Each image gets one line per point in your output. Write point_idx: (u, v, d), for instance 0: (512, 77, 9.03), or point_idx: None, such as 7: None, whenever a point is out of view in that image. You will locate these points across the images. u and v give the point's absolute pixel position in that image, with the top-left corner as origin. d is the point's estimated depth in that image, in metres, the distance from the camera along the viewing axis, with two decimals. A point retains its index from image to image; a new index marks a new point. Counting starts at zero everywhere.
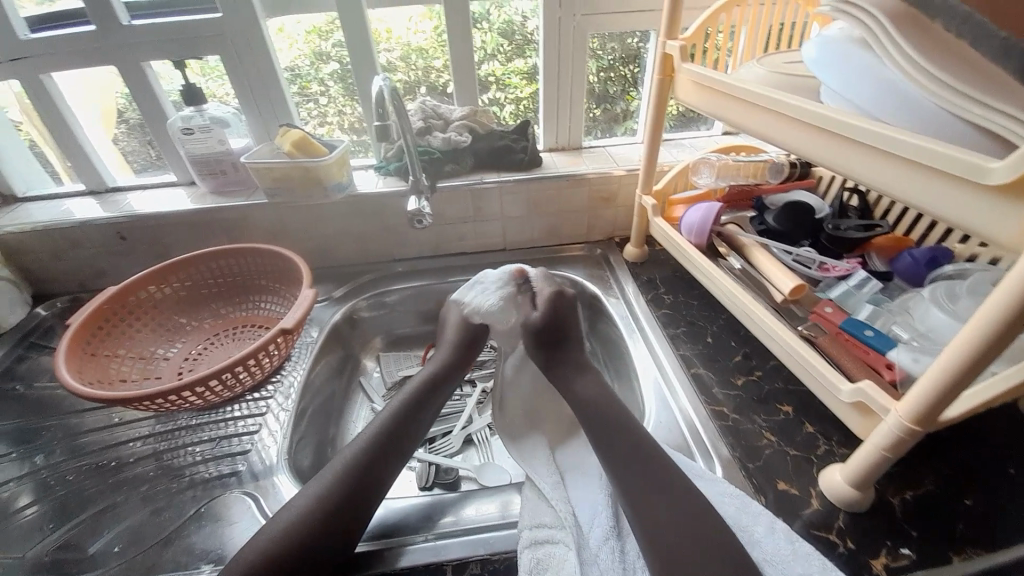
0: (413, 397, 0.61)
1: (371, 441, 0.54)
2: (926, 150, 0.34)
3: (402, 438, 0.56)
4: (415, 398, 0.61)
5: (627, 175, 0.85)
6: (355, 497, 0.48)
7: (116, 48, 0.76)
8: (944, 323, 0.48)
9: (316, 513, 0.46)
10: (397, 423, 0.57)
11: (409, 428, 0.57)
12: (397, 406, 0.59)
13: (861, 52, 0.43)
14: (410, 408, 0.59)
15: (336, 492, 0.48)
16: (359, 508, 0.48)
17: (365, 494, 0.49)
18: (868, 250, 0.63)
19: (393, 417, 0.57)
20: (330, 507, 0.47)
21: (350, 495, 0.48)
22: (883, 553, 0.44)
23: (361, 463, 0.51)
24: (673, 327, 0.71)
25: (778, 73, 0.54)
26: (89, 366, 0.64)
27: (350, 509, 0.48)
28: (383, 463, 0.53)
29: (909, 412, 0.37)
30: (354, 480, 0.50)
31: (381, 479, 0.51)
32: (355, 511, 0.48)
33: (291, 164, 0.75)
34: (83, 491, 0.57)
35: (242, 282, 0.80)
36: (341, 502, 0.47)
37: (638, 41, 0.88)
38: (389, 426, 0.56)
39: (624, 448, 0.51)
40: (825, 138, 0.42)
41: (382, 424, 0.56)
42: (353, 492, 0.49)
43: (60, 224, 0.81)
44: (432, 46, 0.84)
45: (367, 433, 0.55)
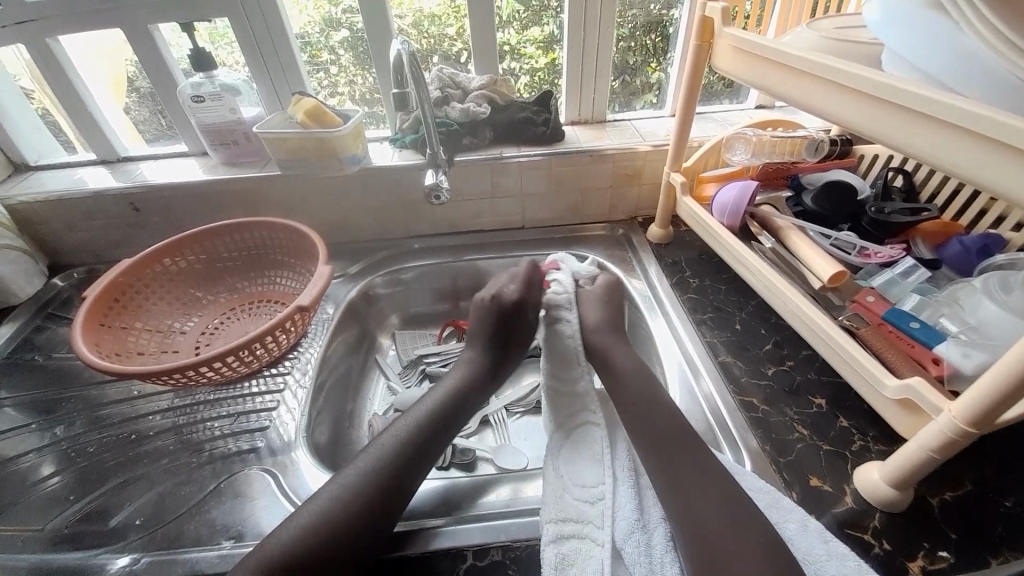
0: (460, 384, 0.60)
1: (418, 425, 0.54)
2: (1006, 125, 0.29)
3: (447, 422, 0.56)
4: (454, 387, 0.60)
5: (654, 151, 0.80)
6: (392, 483, 0.48)
7: (120, 10, 0.73)
8: (999, 317, 0.45)
9: (339, 508, 0.45)
10: (435, 420, 0.55)
11: (450, 420, 0.56)
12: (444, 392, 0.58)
13: (932, 15, 0.38)
14: (453, 396, 0.59)
15: (369, 478, 0.48)
16: (396, 494, 0.48)
17: (404, 479, 0.49)
18: (914, 236, 0.59)
19: (439, 402, 0.57)
20: (370, 489, 0.47)
21: (387, 484, 0.48)
22: (921, 556, 0.42)
23: (403, 449, 0.51)
24: (700, 312, 0.68)
25: (832, 39, 0.49)
26: (106, 339, 0.64)
27: (387, 496, 0.47)
28: (421, 454, 0.52)
29: (963, 414, 0.34)
30: (393, 466, 0.49)
31: (420, 462, 0.51)
32: (396, 493, 0.48)
33: (304, 134, 0.72)
34: (103, 463, 0.58)
35: (257, 257, 0.79)
36: (378, 490, 0.47)
37: (661, 7, 0.81)
38: (439, 414, 0.56)
39: (657, 435, 0.50)
40: (885, 111, 0.38)
41: (427, 412, 0.55)
42: (388, 482, 0.48)
43: (72, 194, 0.79)
44: (445, 13, 0.80)
45: (414, 417, 0.54)
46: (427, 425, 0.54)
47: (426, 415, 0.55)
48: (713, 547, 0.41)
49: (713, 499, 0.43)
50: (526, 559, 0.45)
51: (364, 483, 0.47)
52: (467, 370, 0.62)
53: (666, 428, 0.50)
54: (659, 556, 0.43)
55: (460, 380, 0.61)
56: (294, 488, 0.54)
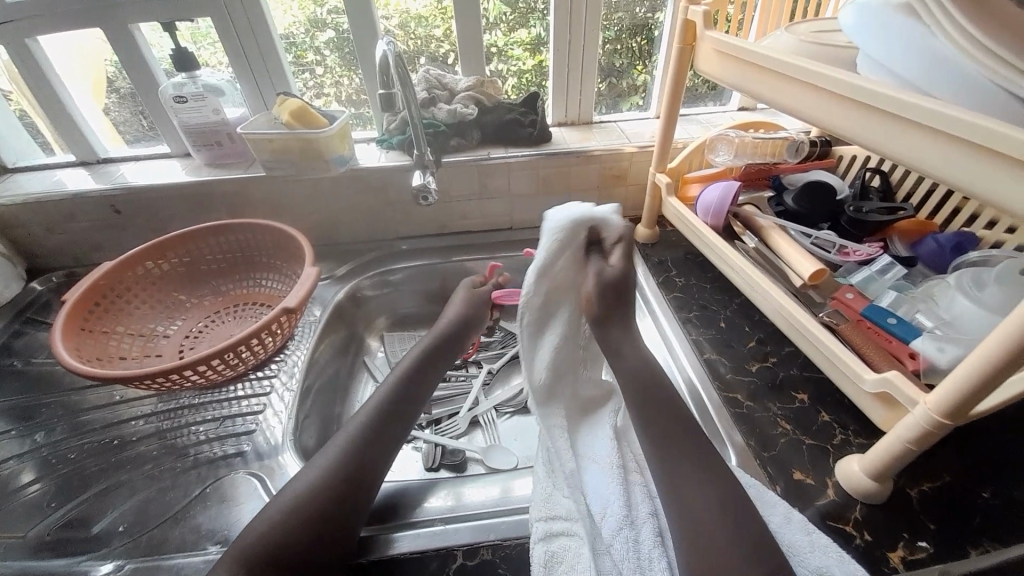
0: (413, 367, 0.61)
1: (380, 408, 0.55)
2: (978, 127, 0.30)
3: (405, 404, 0.57)
4: (415, 370, 0.61)
5: (640, 152, 0.81)
6: (354, 474, 0.48)
7: (99, 9, 0.72)
8: (971, 312, 0.46)
9: (310, 505, 0.44)
10: (393, 403, 0.56)
11: (410, 401, 0.58)
12: (402, 374, 0.60)
13: (908, 21, 0.39)
14: (412, 378, 0.60)
15: (337, 473, 0.48)
16: (363, 483, 0.48)
17: (369, 464, 0.50)
18: (890, 234, 0.61)
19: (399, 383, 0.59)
20: (337, 482, 0.47)
21: (350, 476, 0.48)
22: (900, 546, 0.43)
23: (365, 439, 0.52)
24: (686, 310, 0.69)
25: (811, 43, 0.50)
26: (87, 343, 0.63)
27: (353, 487, 0.47)
28: (382, 437, 0.53)
29: (938, 405, 0.35)
30: (358, 453, 0.50)
31: (385, 449, 0.52)
32: (361, 479, 0.48)
33: (290, 136, 0.72)
34: (84, 470, 0.57)
35: (243, 258, 0.78)
36: (344, 484, 0.47)
37: (645, 11, 0.82)
38: (398, 398, 0.57)
39: (664, 433, 0.50)
40: (865, 114, 0.39)
41: (388, 394, 0.57)
42: (350, 473, 0.48)
43: (51, 196, 0.78)
44: (431, 14, 0.80)
45: (371, 403, 0.56)
46: (388, 405, 0.56)
47: (382, 399, 0.56)
48: (700, 541, 0.41)
49: (709, 493, 0.44)
50: (516, 557, 0.45)
51: (331, 479, 0.47)
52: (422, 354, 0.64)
53: (674, 426, 0.50)
54: (647, 551, 0.43)
55: (413, 364, 0.62)
56: None
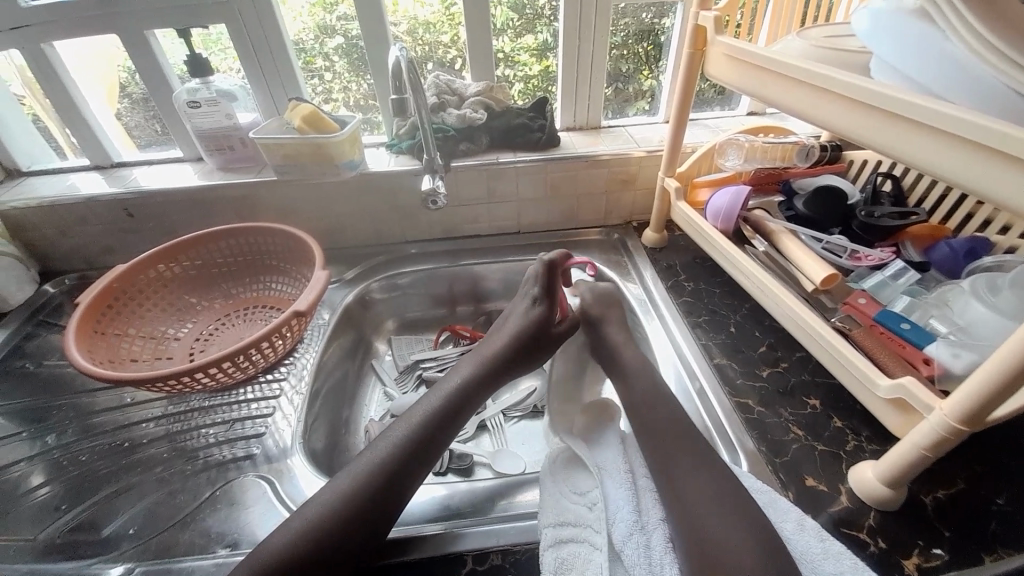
0: (466, 382, 0.58)
1: (424, 424, 0.52)
2: (1001, 132, 0.30)
3: (450, 420, 0.54)
4: (464, 385, 0.58)
5: (648, 157, 0.82)
6: (386, 487, 0.47)
7: (116, 16, 0.73)
8: (986, 317, 0.46)
9: (326, 514, 0.44)
10: (440, 418, 0.54)
11: (457, 420, 0.55)
12: (452, 391, 0.57)
13: (922, 26, 0.39)
14: (463, 394, 0.57)
15: (360, 484, 0.46)
16: (392, 496, 0.47)
17: (405, 478, 0.48)
18: (902, 238, 0.61)
19: (445, 401, 0.55)
20: (363, 495, 0.46)
21: (378, 490, 0.47)
22: (915, 554, 0.43)
23: (400, 453, 0.50)
24: (695, 315, 0.69)
25: (822, 47, 0.50)
26: (99, 346, 0.63)
27: (381, 499, 0.46)
28: (425, 452, 0.51)
29: (954, 412, 0.35)
30: (391, 471, 0.48)
31: (420, 468, 0.50)
32: (393, 495, 0.47)
33: (300, 140, 0.72)
34: (95, 472, 0.57)
35: (253, 262, 0.79)
36: (369, 497, 0.46)
37: (653, 16, 0.83)
38: (443, 416, 0.54)
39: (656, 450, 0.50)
40: (879, 119, 0.38)
41: (435, 409, 0.54)
42: (381, 486, 0.47)
43: (65, 200, 0.79)
44: (440, 21, 0.80)
45: (414, 416, 0.53)
46: (437, 421, 0.53)
47: (428, 414, 0.53)
48: (710, 544, 0.41)
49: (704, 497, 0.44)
50: (526, 562, 0.45)
51: (352, 493, 0.46)
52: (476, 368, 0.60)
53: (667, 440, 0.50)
54: (658, 557, 0.43)
55: (466, 378, 0.58)
56: (290, 497, 0.53)
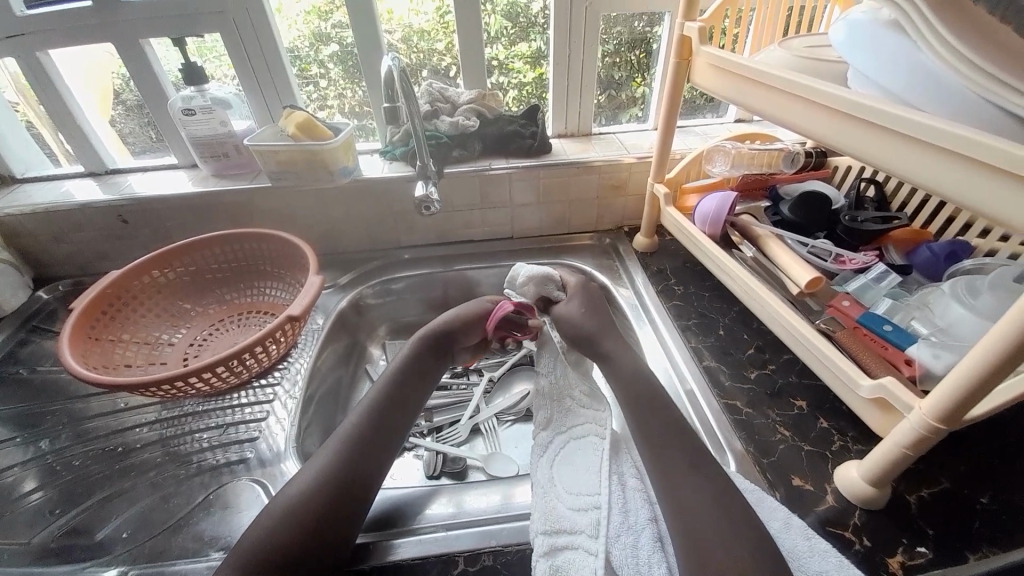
0: (400, 372, 0.62)
1: (371, 414, 0.56)
2: (971, 141, 0.31)
3: (394, 411, 0.58)
4: (403, 367, 0.63)
5: (638, 163, 0.83)
6: (350, 476, 0.49)
7: (112, 26, 0.74)
8: (965, 318, 0.47)
9: (307, 509, 0.45)
10: (384, 407, 0.57)
11: (399, 403, 0.59)
12: (392, 376, 0.61)
13: (895, 37, 0.41)
14: (401, 386, 0.60)
15: (337, 477, 0.48)
16: (359, 485, 0.49)
17: (365, 465, 0.51)
18: (886, 243, 0.62)
19: (388, 385, 0.60)
20: (330, 486, 0.47)
21: (344, 482, 0.48)
22: (900, 552, 0.44)
23: (354, 443, 0.52)
24: (685, 318, 0.70)
25: (804, 57, 0.52)
26: (93, 351, 0.63)
27: (350, 489, 0.48)
28: (380, 443, 0.54)
29: (932, 411, 0.36)
30: (351, 459, 0.50)
31: (378, 456, 0.53)
32: (356, 483, 0.49)
33: (295, 147, 0.73)
34: (89, 477, 0.57)
35: (247, 268, 0.79)
36: (339, 488, 0.48)
37: (643, 25, 0.84)
38: (382, 401, 0.58)
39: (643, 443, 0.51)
40: (858, 126, 0.40)
41: (382, 394, 0.58)
42: (344, 475, 0.49)
43: (59, 206, 0.79)
44: (434, 29, 0.82)
45: (364, 409, 0.56)
46: (382, 408, 0.57)
47: (371, 406, 0.57)
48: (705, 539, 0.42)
49: (704, 489, 0.45)
50: (517, 563, 0.46)
51: (330, 484, 0.48)
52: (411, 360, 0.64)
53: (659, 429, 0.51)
54: (646, 557, 0.44)
55: (399, 369, 0.62)
56: None
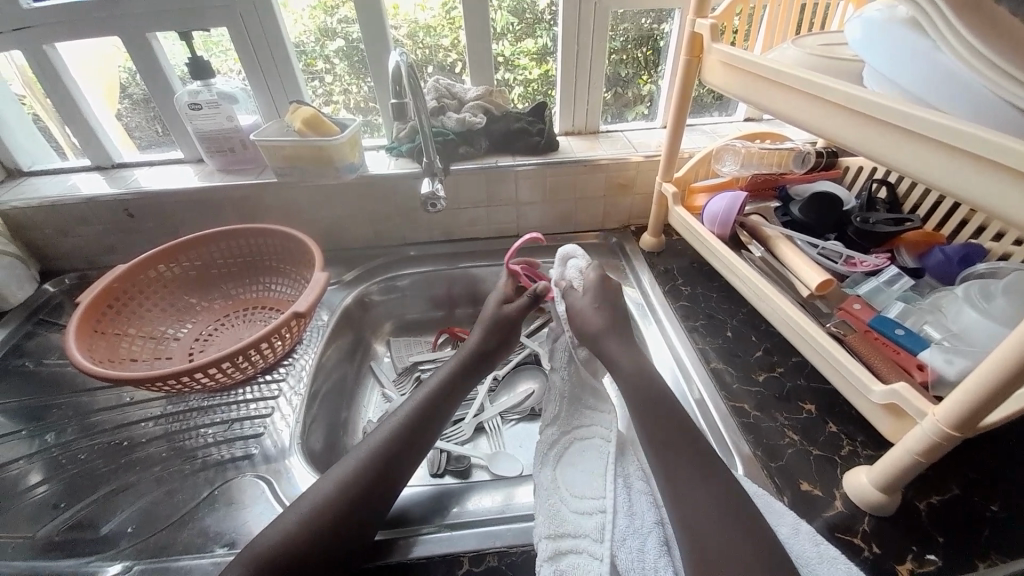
0: (443, 380, 0.62)
1: (406, 422, 0.55)
2: (992, 143, 0.30)
3: (431, 418, 0.57)
4: (449, 379, 0.62)
5: (645, 162, 0.82)
6: (372, 482, 0.49)
7: (119, 19, 0.74)
8: (979, 323, 0.46)
9: (323, 512, 0.45)
10: (422, 415, 0.57)
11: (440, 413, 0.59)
12: (439, 387, 0.61)
13: (914, 36, 0.40)
14: (439, 393, 0.60)
15: (355, 480, 0.48)
16: (381, 492, 0.49)
17: (392, 471, 0.51)
18: (898, 245, 0.61)
19: (432, 395, 0.60)
20: (352, 492, 0.47)
21: (367, 488, 0.48)
22: (909, 559, 0.43)
23: (384, 449, 0.52)
24: (692, 319, 0.69)
25: (817, 56, 0.51)
26: (99, 345, 0.63)
27: (372, 494, 0.48)
28: (411, 450, 0.54)
29: (946, 418, 0.35)
30: (379, 466, 0.50)
31: (404, 463, 0.52)
32: (379, 487, 0.49)
33: (300, 143, 0.73)
34: (94, 471, 0.57)
35: (252, 263, 0.79)
36: (360, 492, 0.48)
37: (652, 22, 0.84)
38: (422, 410, 0.57)
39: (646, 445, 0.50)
40: (874, 127, 0.39)
41: (420, 402, 0.58)
42: (368, 482, 0.49)
43: (65, 200, 0.79)
44: (440, 24, 0.81)
45: (397, 417, 0.56)
46: (418, 414, 0.57)
47: (410, 412, 0.56)
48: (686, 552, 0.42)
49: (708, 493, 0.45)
50: (522, 564, 0.45)
51: (347, 487, 0.48)
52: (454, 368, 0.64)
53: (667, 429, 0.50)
54: (653, 561, 0.43)
55: (443, 377, 0.62)
56: (287, 496, 0.53)
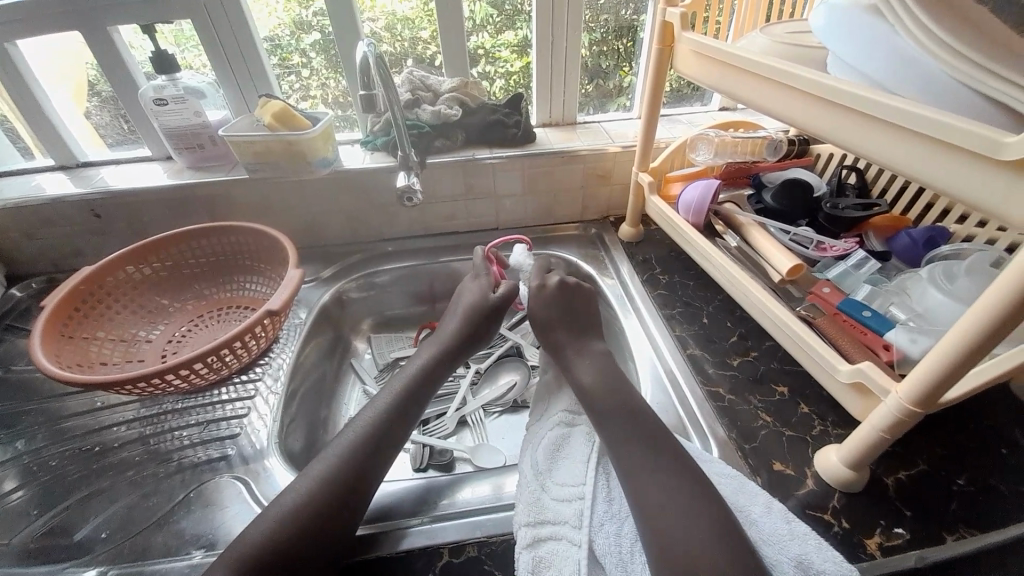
0: (421, 371, 0.61)
1: (383, 414, 0.55)
2: (949, 127, 0.31)
3: (408, 410, 0.57)
4: (427, 369, 0.62)
5: (623, 152, 0.82)
6: (352, 477, 0.49)
7: (79, 12, 0.71)
8: (943, 304, 0.48)
9: (301, 509, 0.45)
10: (400, 408, 0.57)
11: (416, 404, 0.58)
12: (416, 379, 0.60)
13: (875, 22, 0.40)
14: (417, 383, 0.60)
15: (333, 476, 0.48)
16: (361, 487, 0.49)
17: (372, 464, 0.51)
18: (867, 229, 0.63)
19: (410, 388, 0.59)
20: (331, 489, 0.47)
21: (347, 482, 0.48)
22: (877, 533, 0.44)
23: (363, 443, 0.52)
24: (670, 307, 0.70)
25: (784, 43, 0.51)
26: (68, 350, 0.62)
27: (351, 488, 0.48)
28: (388, 442, 0.53)
29: (909, 395, 0.36)
30: (357, 461, 0.50)
31: (381, 457, 0.52)
32: (357, 481, 0.49)
33: (272, 138, 0.72)
34: (66, 477, 0.56)
35: (226, 262, 0.78)
36: (340, 487, 0.47)
37: (631, 12, 0.83)
38: (400, 403, 0.57)
39: (623, 430, 0.50)
40: (838, 113, 0.40)
41: (399, 394, 0.58)
42: (347, 477, 0.48)
43: (29, 201, 0.77)
44: (418, 16, 0.80)
45: (373, 409, 0.55)
46: (396, 406, 0.56)
47: (386, 404, 0.56)
48: (662, 535, 0.42)
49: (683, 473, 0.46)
50: (502, 553, 0.46)
51: (327, 484, 0.47)
52: (432, 358, 0.64)
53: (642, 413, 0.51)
54: (629, 544, 0.44)
55: (421, 367, 0.62)
56: (266, 495, 0.53)
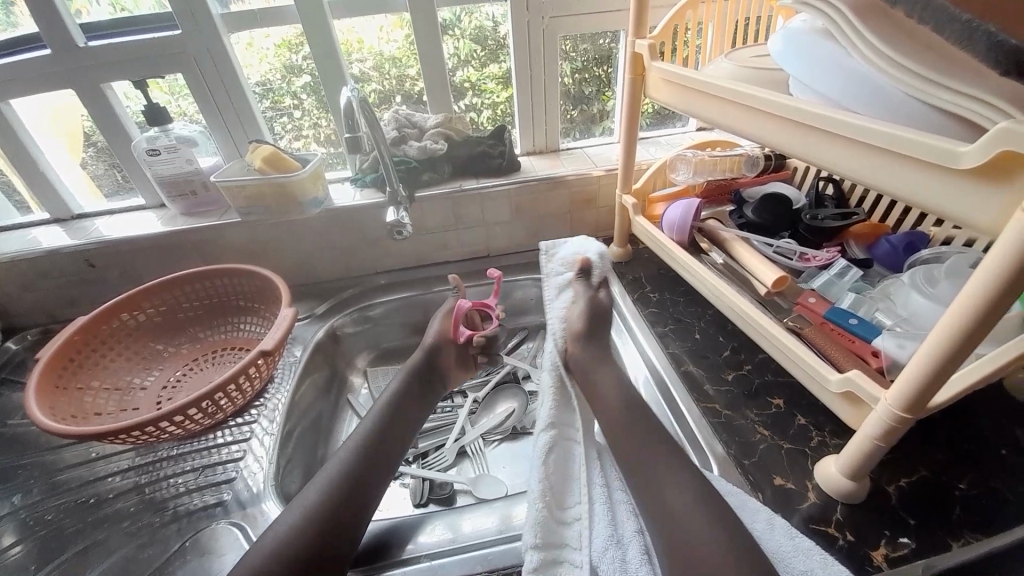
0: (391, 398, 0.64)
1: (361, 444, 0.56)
2: (903, 140, 0.33)
3: (386, 441, 0.59)
4: (397, 395, 0.65)
5: (606, 176, 0.85)
6: (337, 510, 0.49)
7: (74, 71, 0.74)
8: (927, 308, 0.48)
9: (291, 546, 0.45)
10: (378, 442, 0.58)
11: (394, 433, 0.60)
12: (385, 405, 0.63)
13: (827, 45, 0.42)
14: (390, 412, 0.62)
15: (319, 511, 0.48)
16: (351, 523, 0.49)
17: (358, 499, 0.51)
18: (847, 238, 0.64)
19: (391, 423, 0.61)
20: (318, 522, 0.47)
21: (333, 516, 0.48)
22: (883, 544, 0.44)
23: (347, 479, 0.52)
24: (662, 324, 0.71)
25: (747, 68, 0.54)
26: (62, 401, 0.61)
27: (338, 522, 0.48)
28: (370, 475, 0.54)
29: (897, 401, 0.37)
30: (343, 496, 0.51)
31: (369, 491, 0.53)
32: (344, 515, 0.49)
33: (263, 181, 0.73)
34: (62, 531, 0.55)
35: (221, 305, 0.78)
36: (324, 521, 0.48)
37: (609, 41, 0.87)
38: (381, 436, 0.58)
39: None
40: (801, 131, 0.41)
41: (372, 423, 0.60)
42: (333, 509, 0.49)
43: (25, 254, 0.78)
44: (404, 55, 0.83)
45: (356, 440, 0.57)
46: (371, 435, 0.58)
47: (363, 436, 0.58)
48: None
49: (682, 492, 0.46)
50: None
51: (314, 517, 0.47)
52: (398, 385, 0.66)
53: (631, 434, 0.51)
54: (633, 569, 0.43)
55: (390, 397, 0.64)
56: None
